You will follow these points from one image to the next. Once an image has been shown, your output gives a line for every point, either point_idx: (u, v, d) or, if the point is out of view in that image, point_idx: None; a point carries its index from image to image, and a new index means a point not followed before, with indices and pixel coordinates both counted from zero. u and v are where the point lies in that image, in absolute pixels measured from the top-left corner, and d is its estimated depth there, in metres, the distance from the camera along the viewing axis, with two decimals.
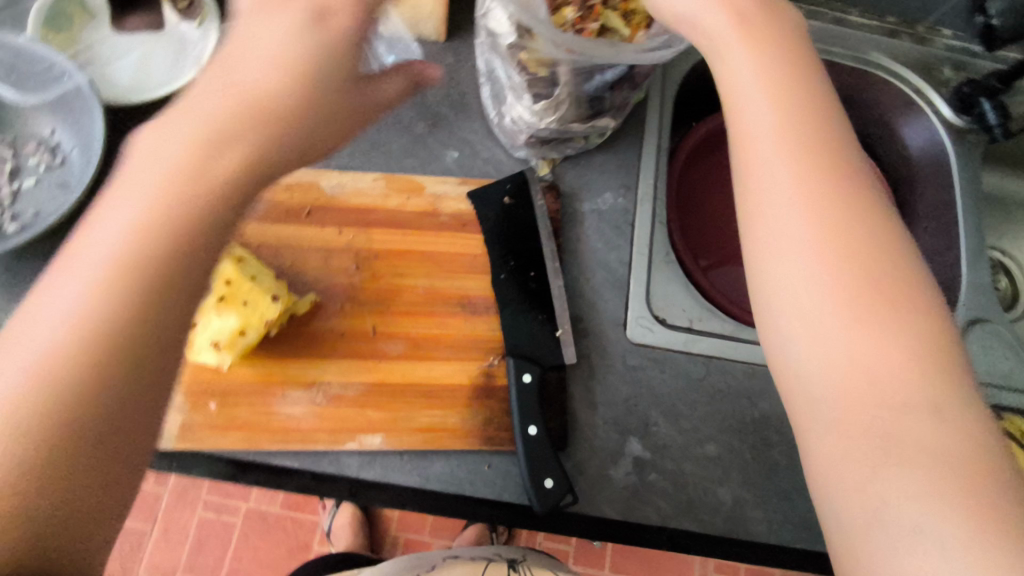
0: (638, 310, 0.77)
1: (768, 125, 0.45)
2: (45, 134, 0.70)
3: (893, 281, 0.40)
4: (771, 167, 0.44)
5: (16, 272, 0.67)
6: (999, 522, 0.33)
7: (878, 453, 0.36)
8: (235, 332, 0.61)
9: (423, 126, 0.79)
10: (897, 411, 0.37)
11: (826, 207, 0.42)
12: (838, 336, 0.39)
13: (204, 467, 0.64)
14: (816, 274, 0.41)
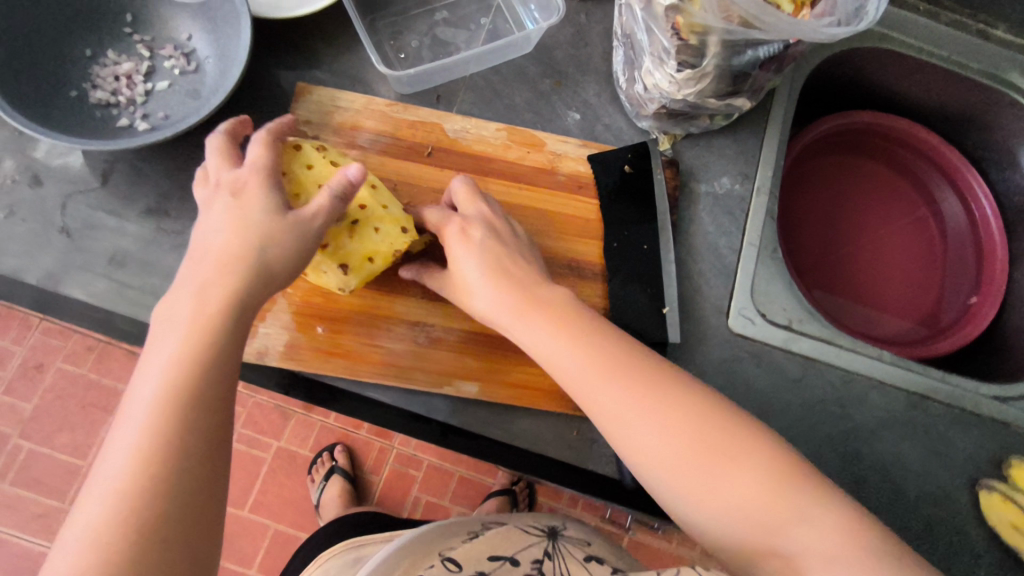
0: (742, 302, 0.75)
1: (544, 327, 0.56)
2: (182, 39, 0.70)
3: (647, 355, 0.55)
4: (564, 361, 0.54)
5: (141, 170, 0.68)
6: (763, 465, 0.48)
7: (668, 481, 0.49)
8: (368, 258, 0.61)
9: (548, 83, 0.78)
10: (691, 437, 0.50)
11: (598, 368, 0.53)
12: (618, 391, 0.52)
13: (302, 388, 0.65)
14: (634, 418, 0.51)
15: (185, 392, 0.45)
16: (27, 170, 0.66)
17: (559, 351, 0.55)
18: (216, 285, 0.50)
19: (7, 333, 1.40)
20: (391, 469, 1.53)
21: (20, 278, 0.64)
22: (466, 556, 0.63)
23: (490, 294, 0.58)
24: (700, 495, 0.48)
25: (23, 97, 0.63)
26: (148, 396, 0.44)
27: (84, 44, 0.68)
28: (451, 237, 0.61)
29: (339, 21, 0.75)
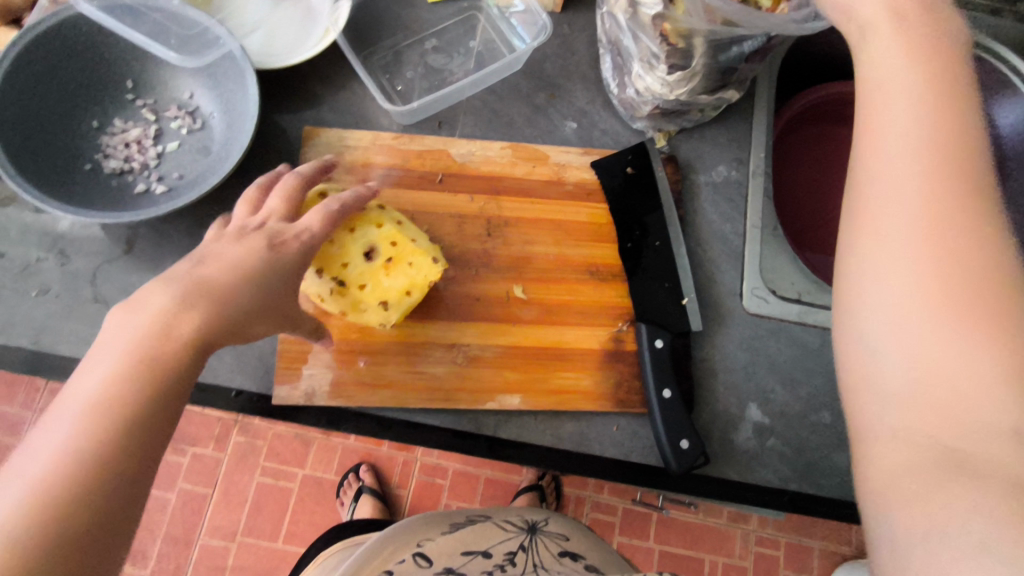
0: (754, 282, 0.78)
1: (906, 143, 0.43)
2: (184, 98, 0.72)
3: (951, 202, 0.40)
4: (887, 150, 0.43)
5: (164, 232, 0.69)
6: (992, 382, 0.35)
7: (883, 258, 0.41)
8: (405, 295, 0.64)
9: (542, 96, 0.80)
10: (884, 279, 0.40)
11: (889, 178, 0.42)
12: (896, 123, 0.44)
13: (352, 423, 0.67)
14: (910, 265, 0.39)
15: (117, 408, 0.40)
16: (54, 247, 0.68)
17: (909, 116, 0.43)
18: (156, 336, 0.43)
19: (14, 399, 1.37)
20: (418, 481, 1.54)
21: (62, 354, 0.65)
22: (439, 548, 0.69)
23: (869, 46, 0.46)
24: (879, 301, 0.40)
25: (42, 177, 0.64)
26: (79, 404, 0.39)
27: (90, 115, 0.69)
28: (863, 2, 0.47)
29: (333, 62, 0.77)
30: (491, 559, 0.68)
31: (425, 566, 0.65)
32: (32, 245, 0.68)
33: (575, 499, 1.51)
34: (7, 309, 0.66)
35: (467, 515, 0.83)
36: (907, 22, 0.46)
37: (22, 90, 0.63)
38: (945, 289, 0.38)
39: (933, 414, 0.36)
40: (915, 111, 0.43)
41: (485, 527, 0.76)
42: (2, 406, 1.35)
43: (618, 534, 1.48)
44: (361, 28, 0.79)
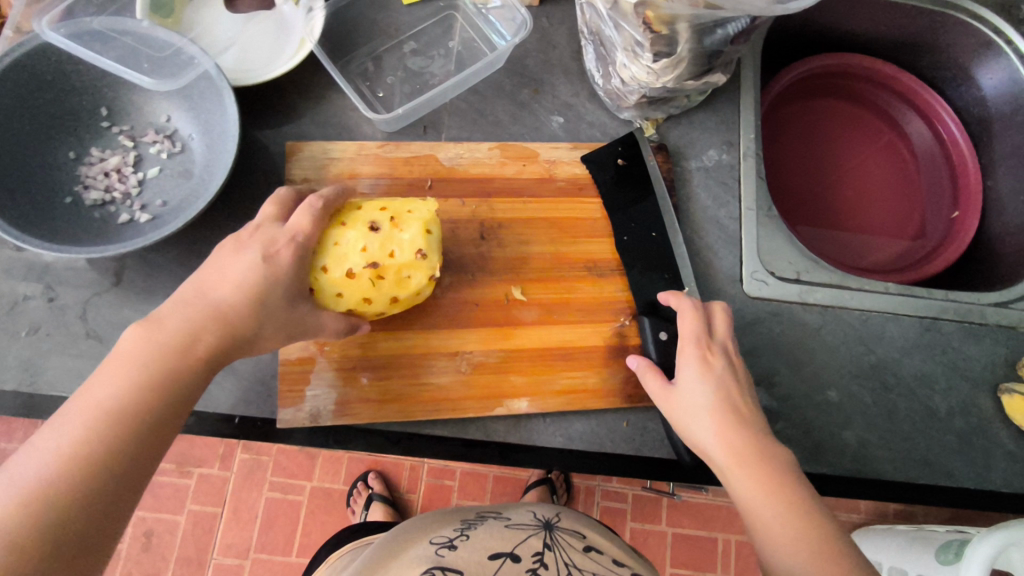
0: (753, 265, 0.78)
1: (726, 428, 0.59)
2: (161, 122, 0.70)
3: (774, 471, 0.56)
4: (738, 462, 0.57)
5: (153, 261, 0.68)
6: (835, 557, 0.51)
7: (763, 545, 0.54)
8: (416, 285, 0.63)
9: (527, 92, 0.79)
10: (781, 543, 0.52)
11: (749, 471, 0.56)
12: (735, 473, 0.57)
13: (360, 439, 0.66)
14: (772, 513, 0.54)
15: (123, 411, 0.47)
16: (40, 284, 0.66)
17: (720, 441, 0.58)
18: (171, 360, 0.50)
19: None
20: (427, 485, 1.53)
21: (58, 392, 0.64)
22: (462, 558, 0.64)
23: (666, 413, 0.62)
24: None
25: (24, 215, 0.62)
26: (91, 405, 0.47)
27: (65, 147, 0.68)
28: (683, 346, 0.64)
29: (312, 73, 0.75)
30: (522, 563, 0.63)
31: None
32: (18, 284, 0.66)
33: (586, 490, 1.51)
34: None
35: (477, 514, 0.82)
36: (722, 372, 0.61)
37: None
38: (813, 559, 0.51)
39: (825, 551, 0.51)
40: (723, 418, 0.59)
41: (499, 530, 0.73)
42: None
43: (630, 520, 1.47)
44: (337, 36, 0.77)
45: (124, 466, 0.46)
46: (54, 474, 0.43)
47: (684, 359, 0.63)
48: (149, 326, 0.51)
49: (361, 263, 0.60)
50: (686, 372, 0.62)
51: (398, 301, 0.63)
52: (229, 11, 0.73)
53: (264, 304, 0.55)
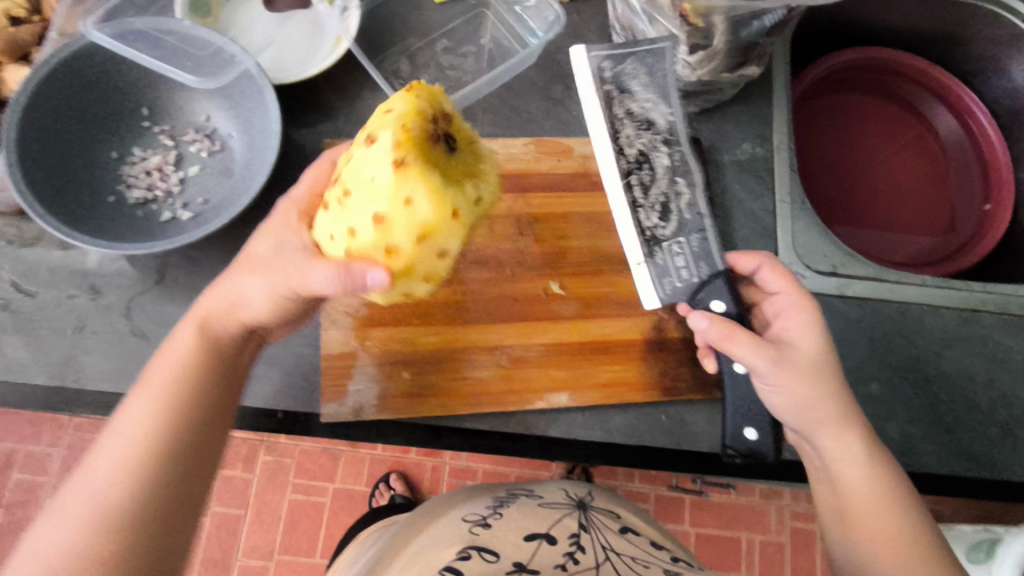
0: (789, 258, 0.77)
1: (846, 410, 0.58)
2: (201, 122, 0.71)
3: (878, 453, 0.59)
4: (854, 443, 0.58)
5: (196, 259, 0.69)
6: (926, 530, 0.56)
7: (864, 520, 0.57)
8: (400, 186, 0.48)
9: (559, 88, 0.80)
10: (888, 521, 0.56)
11: (864, 454, 0.58)
12: (847, 446, 0.58)
13: (401, 434, 0.66)
14: (881, 493, 0.57)
15: (183, 392, 0.51)
16: (85, 283, 0.67)
17: (837, 423, 0.58)
18: (201, 358, 0.52)
19: (41, 437, 1.35)
20: (449, 485, 1.52)
21: (106, 388, 0.65)
22: (498, 538, 0.62)
23: (782, 381, 0.58)
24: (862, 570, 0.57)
25: (71, 214, 0.63)
26: (152, 394, 0.50)
27: (108, 146, 0.68)
28: (791, 304, 0.61)
29: (347, 72, 0.76)
30: (558, 546, 0.62)
31: (493, 560, 0.57)
32: (65, 283, 0.67)
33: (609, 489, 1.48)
34: (45, 348, 0.65)
35: (507, 492, 0.82)
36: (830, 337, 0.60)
37: (41, 127, 0.62)
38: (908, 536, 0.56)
39: (920, 527, 0.56)
40: (842, 400, 0.58)
41: (531, 509, 0.72)
42: (29, 445, 1.34)
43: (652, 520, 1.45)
44: (371, 35, 0.78)
45: (197, 444, 0.50)
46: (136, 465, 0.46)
47: (788, 320, 0.60)
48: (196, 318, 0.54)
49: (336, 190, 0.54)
50: (805, 334, 0.59)
51: (382, 220, 0.50)
52: (266, 12, 0.74)
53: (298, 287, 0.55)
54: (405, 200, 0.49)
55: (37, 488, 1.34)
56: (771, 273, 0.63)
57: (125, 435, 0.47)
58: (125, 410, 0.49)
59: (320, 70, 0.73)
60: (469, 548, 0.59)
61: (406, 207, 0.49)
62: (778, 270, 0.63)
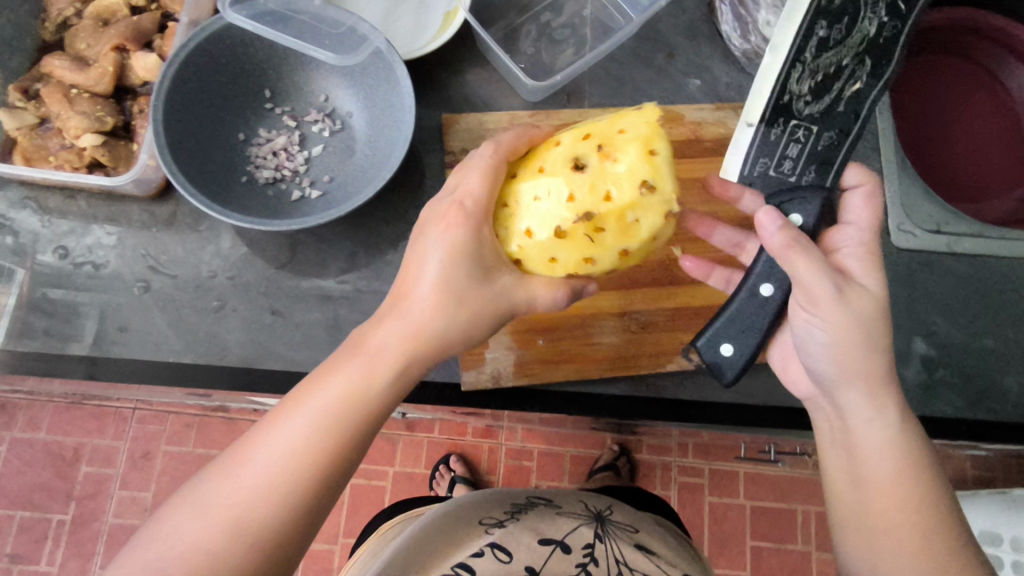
0: (899, 217, 0.78)
1: (882, 374, 0.53)
2: (320, 101, 0.72)
3: (912, 430, 0.53)
4: (876, 409, 0.53)
5: (326, 237, 0.70)
6: (933, 527, 0.51)
7: (894, 486, 0.52)
8: (547, 157, 0.54)
9: (662, 56, 0.80)
10: (877, 493, 0.52)
11: (886, 425, 0.53)
12: (877, 410, 0.53)
13: (537, 400, 0.68)
14: (887, 467, 0.52)
15: (376, 378, 0.50)
16: (220, 264, 0.69)
17: (869, 382, 0.53)
18: (384, 369, 0.50)
19: (106, 429, 1.34)
20: (507, 466, 1.46)
21: (249, 365, 0.67)
22: (515, 537, 0.65)
23: (839, 312, 0.52)
24: (891, 530, 0.51)
25: (213, 193, 0.64)
26: (356, 367, 0.50)
27: (236, 128, 0.69)
28: (855, 248, 0.56)
29: (456, 48, 0.77)
30: (572, 554, 0.64)
31: (506, 562, 0.61)
32: (201, 262, 0.69)
33: (661, 465, 1.43)
34: (187, 328, 0.67)
35: (528, 497, 0.78)
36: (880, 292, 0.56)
37: (180, 108, 0.64)
38: (937, 503, 0.52)
39: (923, 520, 0.51)
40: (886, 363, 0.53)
41: (549, 514, 0.71)
42: (98, 438, 1.34)
43: (708, 494, 1.41)
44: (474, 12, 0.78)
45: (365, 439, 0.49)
46: (320, 435, 0.47)
47: (852, 257, 0.56)
48: (408, 291, 0.54)
49: (570, 220, 0.52)
50: (873, 272, 0.54)
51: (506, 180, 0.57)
52: None
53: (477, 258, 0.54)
54: (541, 170, 0.55)
55: (105, 480, 1.33)
56: (864, 204, 0.58)
57: (306, 414, 0.48)
58: (311, 395, 0.49)
59: (428, 49, 0.72)
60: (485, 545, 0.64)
61: (535, 175, 0.55)
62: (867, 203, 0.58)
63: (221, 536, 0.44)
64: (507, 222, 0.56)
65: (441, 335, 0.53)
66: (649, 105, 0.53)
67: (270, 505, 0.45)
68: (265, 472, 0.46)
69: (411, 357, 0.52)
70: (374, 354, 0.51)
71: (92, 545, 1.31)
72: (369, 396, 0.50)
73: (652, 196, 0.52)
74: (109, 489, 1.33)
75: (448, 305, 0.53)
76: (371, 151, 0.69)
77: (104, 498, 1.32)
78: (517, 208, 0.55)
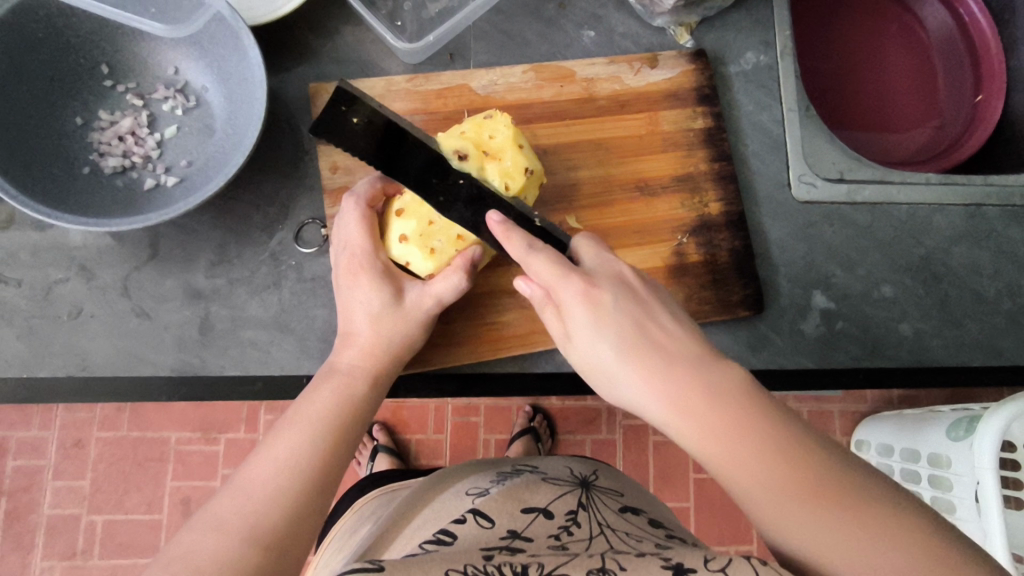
0: (800, 168, 0.76)
1: (597, 345, 0.49)
2: (170, 76, 0.65)
3: (653, 340, 0.48)
4: (613, 370, 0.48)
5: (190, 229, 0.65)
6: (740, 419, 0.44)
7: (722, 458, 0.44)
8: None
9: (552, 6, 0.74)
10: (679, 428, 0.45)
11: (627, 355, 0.47)
12: (617, 357, 0.48)
13: (432, 384, 0.66)
14: (659, 400, 0.46)
15: (339, 418, 0.53)
16: (73, 265, 0.63)
17: (589, 332, 0.49)
18: (342, 393, 0.55)
19: (30, 421, 1.25)
20: (453, 425, 1.34)
21: (116, 373, 0.62)
22: (498, 506, 0.58)
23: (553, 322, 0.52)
24: (718, 452, 0.44)
25: (46, 189, 0.58)
26: (312, 414, 0.53)
27: (71, 111, 0.62)
28: (565, 296, 0.50)
29: (324, 8, 0.70)
30: (554, 519, 0.58)
31: (487, 527, 0.55)
32: (49, 265, 0.63)
33: (605, 410, 1.35)
34: (41, 339, 0.62)
35: (512, 465, 0.72)
36: (618, 308, 0.49)
37: None
38: (725, 418, 0.44)
39: (717, 413, 0.44)
40: (583, 308, 0.49)
41: (532, 482, 0.65)
42: (22, 431, 1.25)
43: (651, 434, 1.34)
44: None
45: (336, 466, 0.51)
46: (291, 464, 0.49)
47: (523, 253, 0.53)
48: (345, 336, 0.58)
49: None
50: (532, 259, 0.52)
51: (402, 212, 0.62)
52: None
53: (395, 303, 0.58)
54: None
55: (35, 473, 1.24)
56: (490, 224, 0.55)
57: (268, 458, 0.49)
58: (305, 408, 0.53)
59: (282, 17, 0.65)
60: (466, 513, 0.58)
61: None
62: (540, 254, 0.52)
63: (227, 536, 0.44)
64: (436, 239, 0.61)
65: (388, 366, 0.58)
66: (500, 114, 0.64)
67: (271, 506, 0.46)
68: (268, 476, 0.48)
69: (375, 374, 0.57)
70: (344, 375, 0.56)
71: (32, 537, 1.22)
72: (349, 409, 0.54)
73: (530, 176, 0.63)
74: (43, 480, 1.24)
75: (394, 328, 0.58)
76: (226, 132, 0.63)
77: (38, 490, 1.24)
78: (440, 222, 0.61)
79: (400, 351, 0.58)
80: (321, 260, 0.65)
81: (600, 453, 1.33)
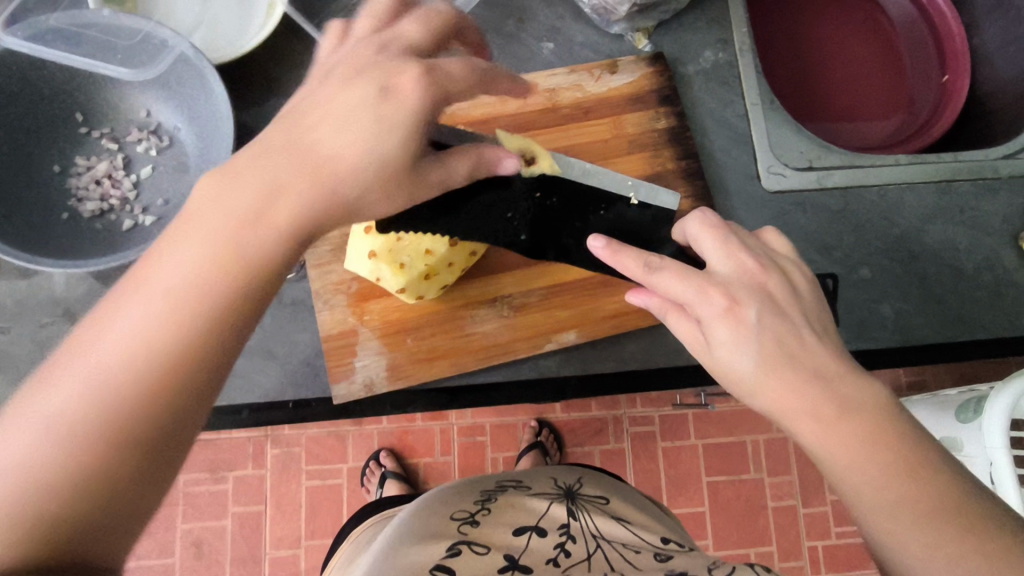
0: (768, 159, 0.77)
1: (744, 364, 0.46)
2: (142, 118, 0.66)
3: (809, 356, 0.45)
4: (750, 385, 0.46)
5: None
6: (868, 441, 0.42)
7: (853, 480, 0.42)
8: None
9: (511, 22, 0.76)
10: (820, 447, 0.43)
11: (780, 375, 0.45)
12: (765, 372, 0.45)
13: (418, 401, 0.67)
14: (810, 420, 0.43)
15: (184, 331, 0.36)
16: (58, 309, 0.64)
17: (731, 350, 0.46)
18: (184, 312, 0.36)
19: None
20: (461, 446, 1.33)
21: None
22: (487, 532, 0.58)
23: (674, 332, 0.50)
24: (856, 474, 0.42)
25: (25, 237, 0.59)
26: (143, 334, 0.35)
27: (48, 160, 0.64)
28: (704, 314, 0.47)
29: (288, 42, 0.71)
30: (548, 538, 0.58)
31: (483, 554, 0.54)
32: (35, 311, 0.64)
33: (612, 419, 1.34)
34: None
35: (497, 482, 0.72)
36: (760, 323, 0.46)
37: None
38: (886, 438, 0.43)
39: (837, 435, 0.43)
40: (728, 328, 0.46)
41: (517, 500, 0.65)
42: None
43: (661, 440, 1.33)
44: None
45: (184, 375, 0.36)
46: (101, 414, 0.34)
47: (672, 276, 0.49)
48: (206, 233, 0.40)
49: None
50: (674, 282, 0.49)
51: (370, 229, 0.64)
52: None
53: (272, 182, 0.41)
54: None
55: None
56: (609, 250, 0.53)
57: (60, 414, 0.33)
58: (123, 303, 0.36)
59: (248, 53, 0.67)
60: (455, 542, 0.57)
61: None
62: (666, 273, 0.49)
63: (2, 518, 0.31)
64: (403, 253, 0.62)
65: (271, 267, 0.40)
66: None
67: (69, 455, 0.33)
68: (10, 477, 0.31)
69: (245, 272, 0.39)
70: (199, 280, 0.38)
71: None
72: (207, 315, 0.37)
73: None
74: None
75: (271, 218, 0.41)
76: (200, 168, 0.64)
77: None
78: (408, 237, 0.63)
79: (275, 257, 0.40)
80: (301, 284, 0.67)
81: (610, 463, 1.32)
